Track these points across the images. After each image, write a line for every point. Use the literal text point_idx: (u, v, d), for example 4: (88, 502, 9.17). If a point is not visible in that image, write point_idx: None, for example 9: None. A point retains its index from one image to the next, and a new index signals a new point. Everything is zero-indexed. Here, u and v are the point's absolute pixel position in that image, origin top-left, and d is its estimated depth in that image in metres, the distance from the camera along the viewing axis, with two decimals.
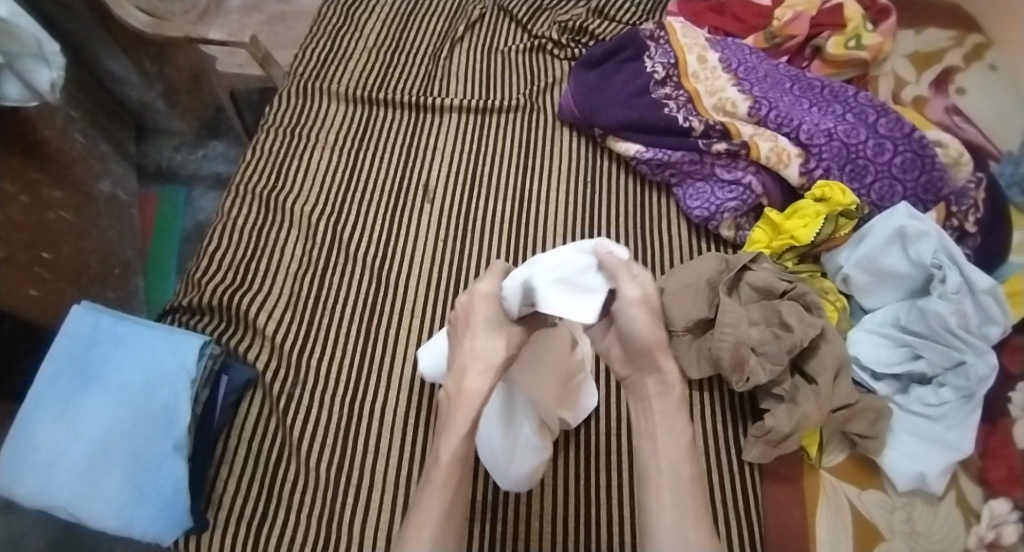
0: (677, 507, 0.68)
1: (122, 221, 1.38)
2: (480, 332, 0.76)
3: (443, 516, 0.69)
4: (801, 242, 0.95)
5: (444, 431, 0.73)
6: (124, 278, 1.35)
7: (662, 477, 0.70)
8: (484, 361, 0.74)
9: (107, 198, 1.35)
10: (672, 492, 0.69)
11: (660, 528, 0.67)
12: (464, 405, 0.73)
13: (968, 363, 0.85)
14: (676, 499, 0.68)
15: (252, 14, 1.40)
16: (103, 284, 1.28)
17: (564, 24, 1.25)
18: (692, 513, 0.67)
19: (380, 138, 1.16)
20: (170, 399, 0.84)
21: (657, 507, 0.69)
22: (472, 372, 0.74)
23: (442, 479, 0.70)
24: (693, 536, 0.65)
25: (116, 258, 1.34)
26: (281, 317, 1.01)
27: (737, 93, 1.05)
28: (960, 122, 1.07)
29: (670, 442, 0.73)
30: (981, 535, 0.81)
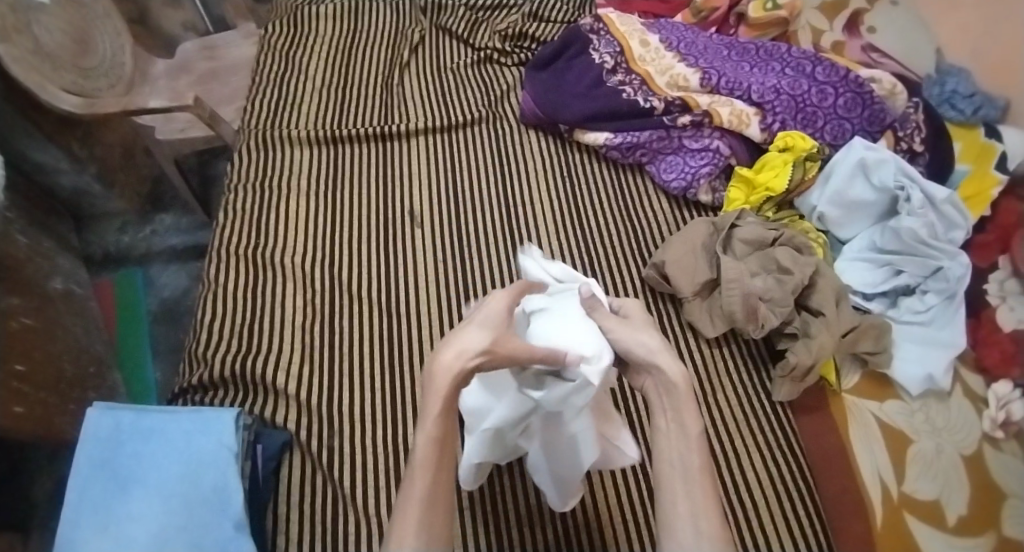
0: (695, 507, 0.59)
1: (84, 317, 1.25)
2: (475, 319, 0.59)
3: (426, 512, 0.57)
4: (777, 191, 1.03)
5: (424, 405, 0.58)
6: (101, 376, 1.22)
7: (674, 470, 0.62)
8: (464, 344, 0.57)
9: (63, 295, 1.21)
10: (687, 483, 0.61)
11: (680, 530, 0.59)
12: (438, 381, 0.57)
13: (945, 267, 0.95)
14: (689, 491, 0.60)
15: (180, 76, 1.33)
16: (82, 387, 1.14)
17: (503, 32, 1.31)
18: (706, 504, 0.59)
19: (354, 175, 1.14)
20: (219, 479, 0.77)
21: (673, 505, 0.60)
22: (450, 347, 0.57)
23: (426, 468, 0.59)
24: (705, 527, 0.58)
25: (87, 355, 1.20)
26: (300, 373, 0.93)
27: (686, 68, 1.13)
28: (878, 57, 1.23)
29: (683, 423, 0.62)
30: (992, 417, 0.89)
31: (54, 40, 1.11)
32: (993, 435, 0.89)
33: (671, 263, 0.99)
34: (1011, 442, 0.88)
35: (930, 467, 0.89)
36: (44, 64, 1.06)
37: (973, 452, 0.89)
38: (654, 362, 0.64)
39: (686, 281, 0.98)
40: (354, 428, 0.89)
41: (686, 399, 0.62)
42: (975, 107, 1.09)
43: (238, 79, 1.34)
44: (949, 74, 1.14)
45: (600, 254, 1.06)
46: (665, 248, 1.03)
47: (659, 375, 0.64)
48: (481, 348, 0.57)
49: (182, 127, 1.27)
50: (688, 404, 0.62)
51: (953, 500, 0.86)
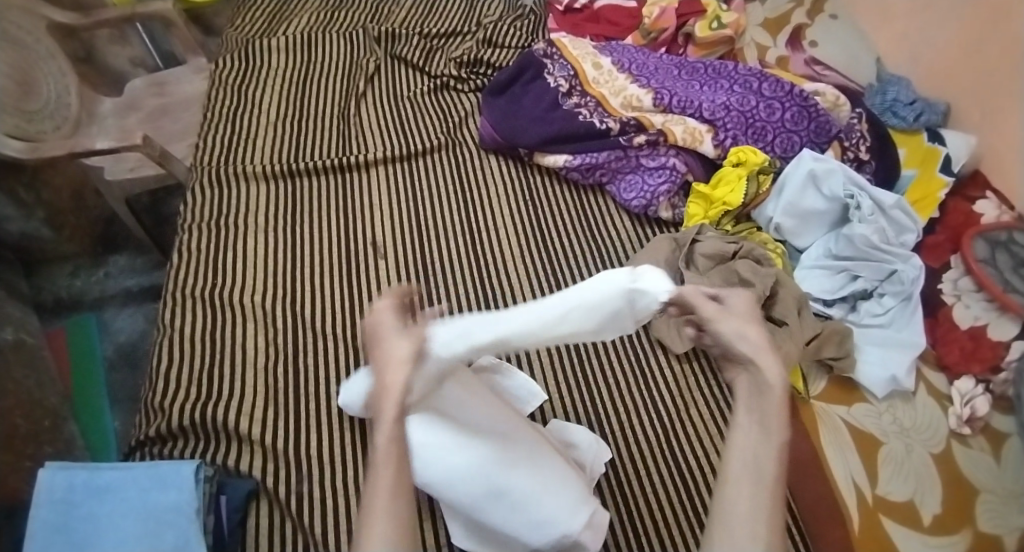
0: (758, 510, 0.54)
1: (37, 369, 1.19)
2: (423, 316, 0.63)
3: (394, 502, 0.54)
4: (734, 205, 1.05)
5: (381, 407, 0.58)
6: (57, 429, 1.15)
7: (744, 467, 0.56)
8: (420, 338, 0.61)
9: (13, 346, 1.16)
10: (755, 484, 0.55)
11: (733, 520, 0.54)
12: (389, 375, 0.59)
13: (899, 270, 0.98)
14: (757, 492, 0.55)
15: (128, 115, 1.30)
16: (37, 442, 1.08)
17: (458, 59, 1.32)
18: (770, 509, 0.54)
19: (312, 208, 1.13)
20: (179, 535, 0.74)
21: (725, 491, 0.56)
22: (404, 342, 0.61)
23: (390, 464, 0.56)
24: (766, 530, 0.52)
25: (43, 407, 1.14)
26: (265, 416, 0.90)
27: (638, 88, 1.16)
28: (821, 70, 1.28)
29: (767, 423, 0.59)
30: (958, 413, 0.92)
31: None
32: (960, 432, 0.92)
33: None
34: (979, 438, 0.91)
35: (901, 468, 0.91)
36: None
37: (942, 450, 0.92)
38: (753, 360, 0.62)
39: None
40: (323, 472, 0.87)
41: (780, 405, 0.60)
42: (917, 113, 1.13)
43: (189, 115, 1.31)
44: (890, 83, 1.19)
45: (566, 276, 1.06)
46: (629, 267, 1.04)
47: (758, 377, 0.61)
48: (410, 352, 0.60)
49: (133, 166, 1.24)
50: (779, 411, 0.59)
51: (927, 500, 0.88)
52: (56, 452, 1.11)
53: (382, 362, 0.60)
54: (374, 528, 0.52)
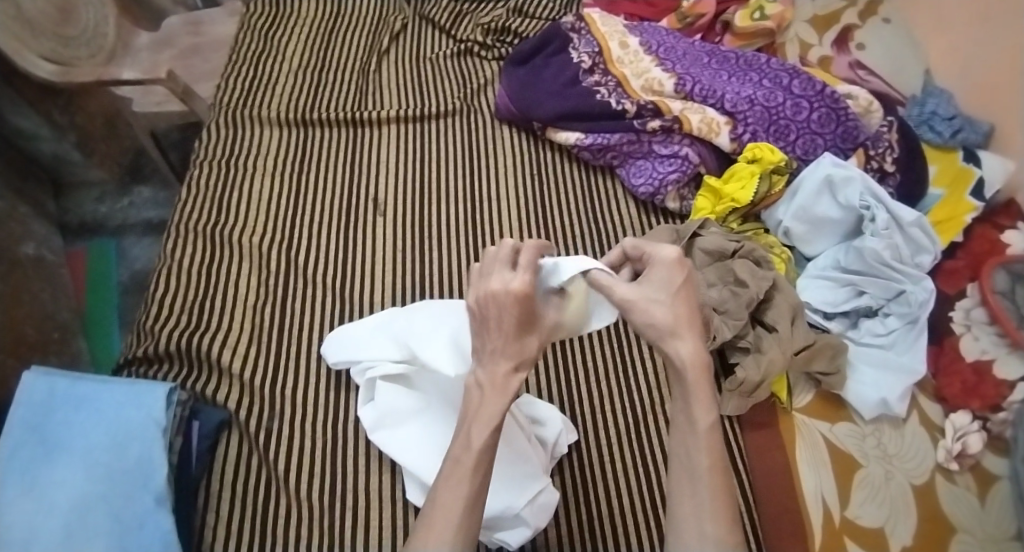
0: (703, 506, 0.55)
1: (52, 284, 1.24)
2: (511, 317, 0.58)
3: (471, 512, 0.56)
4: (742, 203, 1.02)
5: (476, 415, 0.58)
6: (64, 341, 1.21)
7: (684, 467, 0.57)
8: (520, 357, 0.59)
9: (32, 260, 1.21)
10: (692, 481, 0.56)
11: (687, 530, 0.55)
12: (491, 395, 0.59)
13: (908, 291, 0.94)
14: (696, 487, 0.56)
15: (163, 50, 1.33)
16: (42, 352, 1.13)
17: (486, 25, 1.30)
18: (718, 500, 0.55)
19: (321, 158, 1.14)
20: (144, 450, 0.75)
21: (679, 502, 0.57)
22: (503, 365, 0.59)
23: (470, 472, 0.57)
24: (710, 526, 0.54)
25: (53, 321, 1.20)
26: (247, 352, 0.93)
27: (662, 72, 1.12)
28: (865, 75, 1.21)
29: (692, 416, 0.57)
30: (948, 448, 0.88)
31: (36, 7, 1.11)
32: (947, 466, 0.88)
33: None
34: (966, 475, 0.87)
35: (877, 493, 0.87)
36: (22, 30, 1.07)
37: (924, 482, 0.87)
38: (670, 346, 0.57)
39: None
40: (294, 414, 0.89)
41: (699, 388, 0.56)
42: (954, 129, 1.06)
43: (219, 56, 1.33)
44: (931, 94, 1.12)
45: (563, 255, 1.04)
46: None
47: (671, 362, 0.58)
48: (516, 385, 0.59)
49: (159, 101, 1.24)
50: (701, 396, 0.56)
51: (898, 530, 0.84)
52: (60, 363, 1.16)
53: (486, 382, 0.59)
54: (436, 532, 0.55)
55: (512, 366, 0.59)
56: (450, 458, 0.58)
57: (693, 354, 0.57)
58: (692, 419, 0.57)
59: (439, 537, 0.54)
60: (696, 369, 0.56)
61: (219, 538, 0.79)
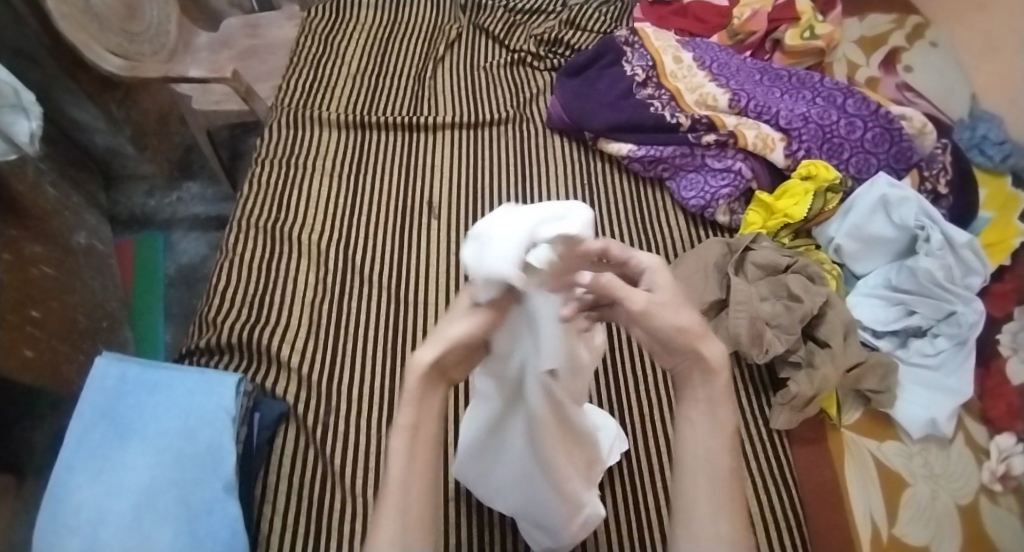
0: (717, 507, 0.52)
1: (102, 274, 1.26)
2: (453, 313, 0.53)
3: (404, 499, 0.51)
4: (795, 218, 1.03)
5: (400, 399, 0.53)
6: (113, 330, 1.23)
7: (700, 464, 0.54)
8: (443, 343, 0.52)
9: (85, 249, 1.23)
10: (710, 480, 0.53)
11: (698, 527, 0.52)
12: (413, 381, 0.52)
13: (959, 312, 0.93)
14: (712, 488, 0.53)
15: (221, 50, 1.36)
16: (93, 339, 1.14)
17: (539, 36, 1.33)
18: (732, 504, 0.53)
19: (378, 160, 1.16)
20: (213, 438, 0.75)
21: (688, 497, 0.53)
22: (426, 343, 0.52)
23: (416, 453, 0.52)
24: (725, 529, 0.52)
25: (102, 310, 1.21)
26: (305, 346, 0.93)
27: (716, 87, 1.14)
28: (913, 96, 1.22)
29: (715, 412, 0.54)
30: (992, 469, 0.88)
31: (104, 2, 1.13)
32: (991, 487, 0.88)
33: (682, 279, 0.99)
34: (1009, 497, 0.87)
35: (924, 513, 0.87)
36: (93, 26, 1.09)
37: (970, 502, 0.87)
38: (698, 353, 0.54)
39: (694, 298, 0.98)
40: (349, 410, 0.89)
41: (725, 388, 0.54)
42: (1004, 154, 1.07)
43: (276, 59, 1.36)
44: (982, 119, 1.12)
45: None
46: (676, 265, 1.03)
47: (701, 358, 0.54)
48: (421, 369, 0.51)
49: (218, 100, 1.26)
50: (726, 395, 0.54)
51: (944, 549, 0.84)
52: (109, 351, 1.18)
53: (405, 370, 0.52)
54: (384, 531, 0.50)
55: (431, 358, 0.51)
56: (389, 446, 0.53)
57: (721, 356, 0.54)
58: (716, 415, 0.54)
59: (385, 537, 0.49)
60: (725, 375, 0.54)
61: (275, 530, 0.79)
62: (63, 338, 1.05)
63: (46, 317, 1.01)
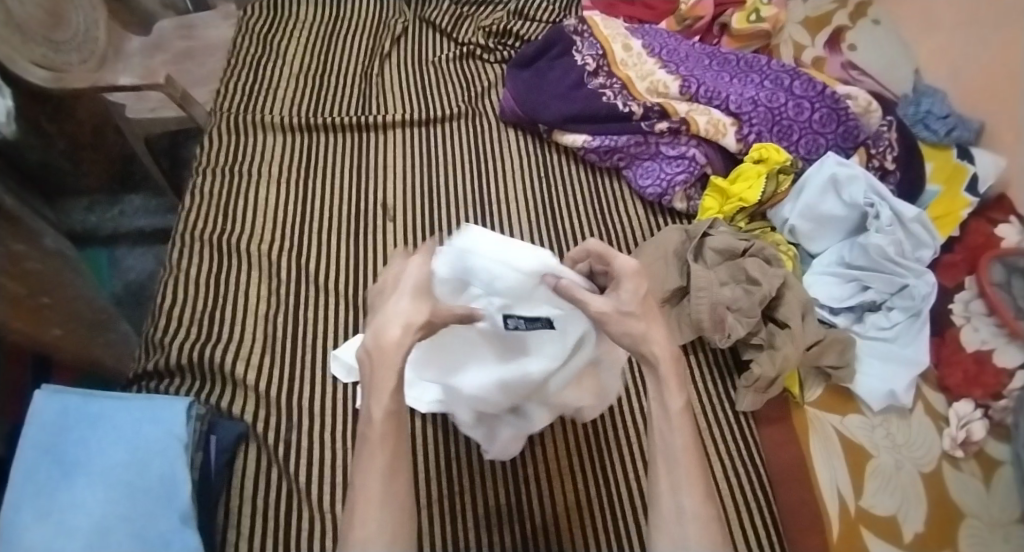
0: (679, 487, 0.59)
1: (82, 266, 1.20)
2: (404, 287, 0.56)
3: (391, 484, 0.56)
4: (750, 202, 1.04)
5: (371, 390, 0.56)
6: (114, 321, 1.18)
7: (663, 449, 0.61)
8: (408, 318, 0.55)
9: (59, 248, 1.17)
10: (670, 464, 0.60)
11: (666, 511, 0.59)
12: (382, 365, 0.55)
13: (911, 285, 0.95)
14: (670, 470, 0.60)
15: (154, 55, 1.29)
16: (94, 336, 1.07)
17: (487, 28, 1.31)
18: (693, 480, 0.59)
19: (327, 163, 1.12)
20: (166, 469, 0.72)
21: (656, 485, 0.61)
22: (393, 326, 0.55)
23: (383, 446, 0.56)
24: (688, 504, 0.58)
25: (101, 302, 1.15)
26: (260, 363, 0.90)
27: (667, 74, 1.14)
28: (857, 75, 1.24)
29: (665, 402, 0.60)
30: (953, 436, 0.90)
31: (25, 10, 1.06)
32: (953, 453, 0.89)
33: (643, 269, 1.00)
34: (971, 462, 0.89)
35: (889, 482, 0.89)
36: (13, 36, 1.02)
37: (932, 469, 0.89)
38: (643, 351, 0.60)
39: (656, 287, 0.98)
40: (312, 424, 0.86)
41: (670, 378, 0.60)
42: (949, 128, 1.09)
43: (214, 61, 1.30)
44: (925, 94, 1.15)
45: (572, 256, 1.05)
46: (637, 255, 1.04)
47: (646, 356, 0.60)
48: (397, 345, 0.55)
49: (154, 107, 1.19)
50: (672, 384, 0.60)
51: (910, 517, 0.86)
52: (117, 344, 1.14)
53: (372, 353, 0.56)
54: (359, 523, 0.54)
55: (400, 331, 0.55)
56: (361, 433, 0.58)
57: (664, 347, 0.60)
58: (665, 404, 0.60)
59: (362, 526, 0.54)
60: (669, 359, 0.60)
61: None
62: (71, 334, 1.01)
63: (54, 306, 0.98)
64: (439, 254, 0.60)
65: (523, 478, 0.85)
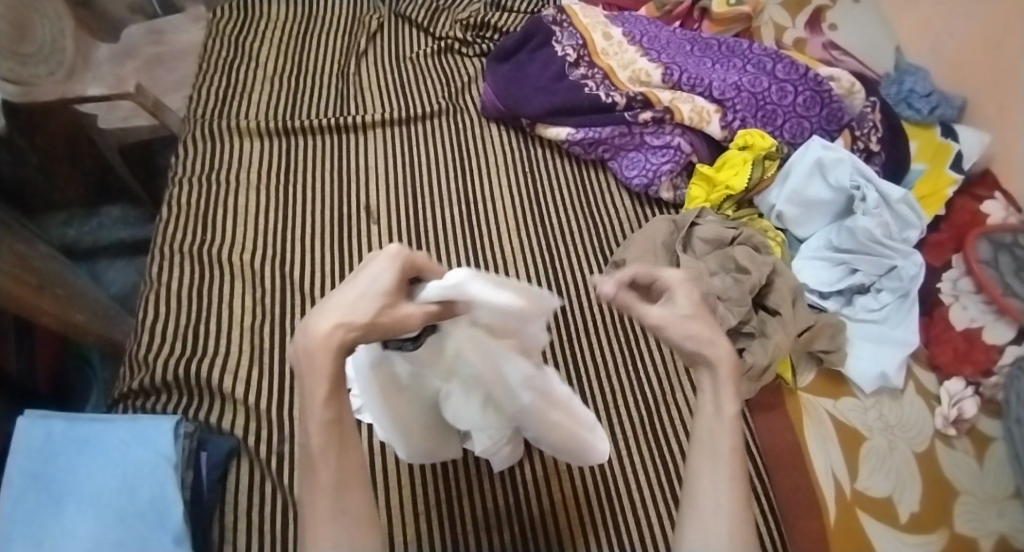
0: (721, 490, 0.53)
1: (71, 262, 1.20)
2: (357, 284, 0.50)
3: (342, 496, 0.50)
4: (736, 189, 1.03)
5: (307, 395, 0.49)
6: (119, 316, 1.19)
7: (706, 448, 0.55)
8: (347, 316, 0.49)
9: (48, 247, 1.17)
10: (711, 466, 0.54)
11: (706, 514, 0.53)
12: (316, 362, 0.49)
13: (899, 267, 0.95)
14: (716, 474, 0.54)
15: (125, 63, 1.25)
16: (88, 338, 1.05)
17: (465, 21, 1.28)
18: (735, 481, 0.53)
19: (307, 167, 1.10)
20: (156, 490, 0.71)
21: (694, 486, 0.54)
22: (326, 320, 0.49)
23: (337, 451, 0.51)
24: (732, 511, 0.52)
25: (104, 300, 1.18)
26: (248, 376, 0.89)
27: (648, 63, 1.13)
28: (839, 55, 1.23)
29: (717, 399, 0.55)
30: (945, 414, 0.90)
31: None
32: (945, 432, 0.90)
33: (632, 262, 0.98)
34: (964, 440, 0.89)
35: (883, 463, 0.89)
36: None
37: (925, 449, 0.89)
38: (697, 350, 0.57)
39: None
40: None
41: (726, 371, 0.56)
42: (932, 106, 1.09)
43: (186, 66, 1.27)
44: (908, 73, 1.14)
45: (561, 250, 1.04)
46: (625, 247, 1.02)
47: (704, 357, 0.57)
48: (328, 338, 0.48)
49: (126, 116, 1.16)
50: (726, 379, 0.55)
51: (905, 498, 0.86)
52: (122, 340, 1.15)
53: (304, 348, 0.49)
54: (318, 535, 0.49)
55: (334, 325, 0.49)
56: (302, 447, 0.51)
57: (726, 357, 0.56)
58: (718, 402, 0.55)
59: (321, 534, 0.49)
60: (729, 364, 0.56)
61: None
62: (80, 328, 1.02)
63: (67, 297, 1.02)
64: (405, 262, 0.53)
65: (518, 479, 0.83)
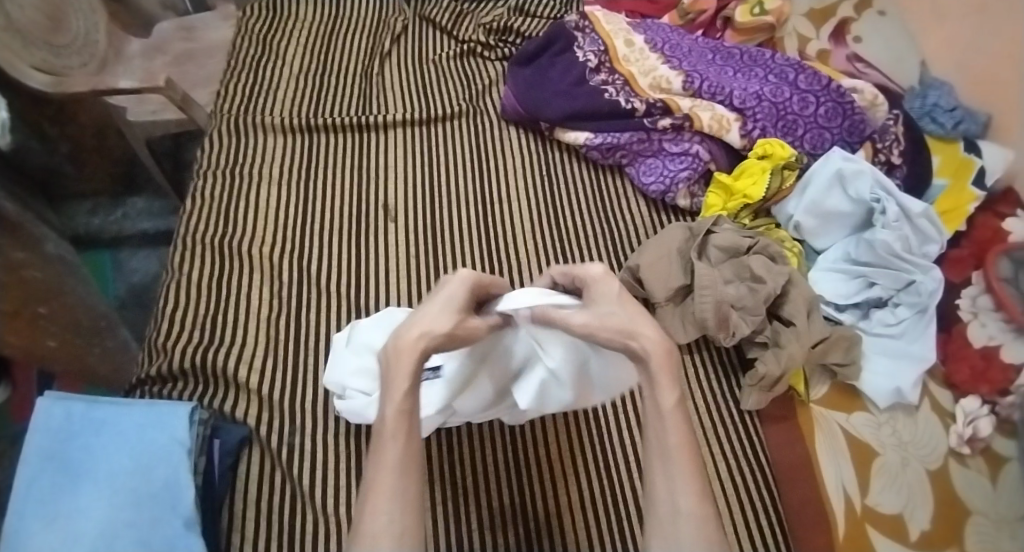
0: (674, 482, 0.57)
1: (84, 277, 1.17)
2: (436, 302, 0.61)
3: (403, 478, 0.55)
4: (754, 199, 1.03)
5: (391, 386, 0.58)
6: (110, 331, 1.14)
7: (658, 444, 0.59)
8: (428, 325, 0.59)
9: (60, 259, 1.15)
10: (664, 461, 0.58)
11: (661, 506, 0.57)
12: (402, 362, 0.58)
13: (918, 281, 0.94)
14: (665, 469, 0.58)
15: (155, 57, 1.29)
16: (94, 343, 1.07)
17: (488, 25, 1.30)
18: (685, 476, 0.57)
19: (328, 164, 1.12)
20: (169, 473, 0.72)
21: (653, 482, 0.59)
22: (412, 329, 0.59)
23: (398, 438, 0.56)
24: (682, 500, 0.57)
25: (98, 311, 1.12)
26: (262, 366, 0.90)
27: (669, 70, 1.13)
28: (863, 68, 1.22)
29: (656, 397, 0.59)
30: (960, 433, 0.88)
31: (27, 15, 1.06)
32: (959, 451, 0.88)
33: (646, 268, 0.98)
34: (978, 459, 0.88)
35: (895, 480, 0.88)
36: (15, 41, 1.02)
37: (939, 467, 0.88)
38: (641, 348, 0.59)
39: (660, 285, 0.97)
40: (316, 426, 0.86)
41: (663, 371, 0.58)
42: (956, 120, 1.08)
43: (214, 62, 1.30)
44: (932, 86, 1.13)
45: (576, 254, 1.05)
46: (640, 253, 1.02)
47: (638, 353, 0.60)
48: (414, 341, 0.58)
49: (155, 109, 1.19)
50: (666, 379, 0.58)
51: (916, 516, 0.85)
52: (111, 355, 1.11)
53: (395, 348, 0.59)
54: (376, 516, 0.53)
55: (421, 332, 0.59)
56: (377, 429, 0.58)
57: (657, 344, 0.59)
58: (658, 400, 0.59)
59: (377, 512, 0.53)
60: (662, 355, 0.59)
61: None
62: (64, 346, 0.99)
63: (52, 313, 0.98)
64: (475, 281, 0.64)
65: (526, 477, 0.86)
